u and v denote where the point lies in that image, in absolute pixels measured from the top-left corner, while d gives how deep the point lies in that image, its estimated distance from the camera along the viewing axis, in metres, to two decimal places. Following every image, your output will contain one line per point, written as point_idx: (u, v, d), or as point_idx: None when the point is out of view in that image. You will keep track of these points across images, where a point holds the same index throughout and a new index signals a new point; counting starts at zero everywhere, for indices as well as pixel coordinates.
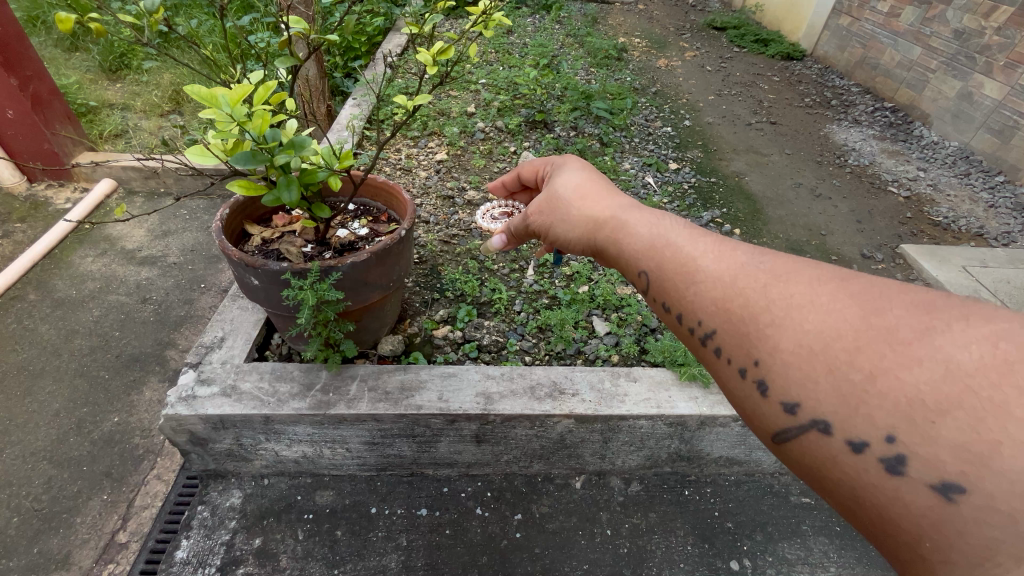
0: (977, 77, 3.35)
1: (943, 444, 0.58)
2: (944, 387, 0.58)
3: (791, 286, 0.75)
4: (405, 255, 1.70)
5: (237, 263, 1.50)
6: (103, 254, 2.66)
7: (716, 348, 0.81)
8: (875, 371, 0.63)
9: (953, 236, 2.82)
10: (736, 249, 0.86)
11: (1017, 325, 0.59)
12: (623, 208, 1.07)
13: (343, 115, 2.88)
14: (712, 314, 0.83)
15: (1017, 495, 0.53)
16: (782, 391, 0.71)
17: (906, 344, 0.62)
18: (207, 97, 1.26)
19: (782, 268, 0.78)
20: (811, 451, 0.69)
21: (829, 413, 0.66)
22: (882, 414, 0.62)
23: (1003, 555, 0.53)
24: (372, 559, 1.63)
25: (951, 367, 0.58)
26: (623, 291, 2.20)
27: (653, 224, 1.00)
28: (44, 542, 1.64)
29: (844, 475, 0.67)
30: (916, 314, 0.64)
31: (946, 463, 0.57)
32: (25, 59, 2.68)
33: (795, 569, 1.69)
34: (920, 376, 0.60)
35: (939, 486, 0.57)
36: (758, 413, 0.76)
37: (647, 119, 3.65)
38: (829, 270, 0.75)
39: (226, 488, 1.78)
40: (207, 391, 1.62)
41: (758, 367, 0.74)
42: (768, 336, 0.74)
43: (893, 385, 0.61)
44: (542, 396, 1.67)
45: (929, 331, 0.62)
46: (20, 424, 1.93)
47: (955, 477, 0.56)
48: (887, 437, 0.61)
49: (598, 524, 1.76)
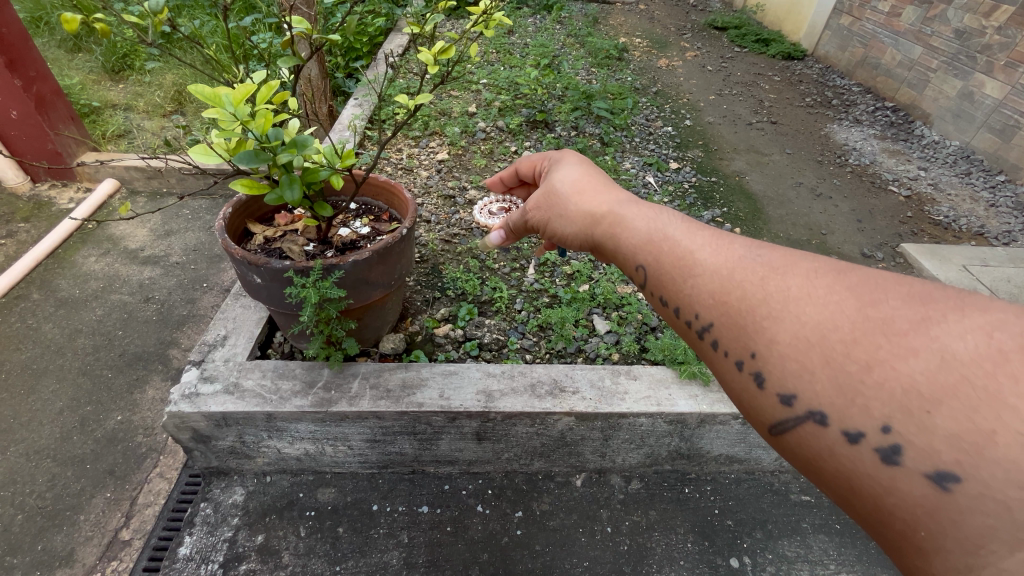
0: (977, 77, 3.36)
1: (939, 434, 0.59)
2: (940, 377, 0.59)
3: (788, 279, 0.76)
4: (407, 253, 1.71)
5: (239, 262, 1.51)
6: (106, 254, 2.68)
7: (713, 341, 0.82)
8: (872, 362, 0.64)
9: (953, 236, 2.82)
10: (734, 243, 0.87)
11: (1011, 315, 0.59)
12: (621, 203, 1.08)
13: (345, 115, 2.89)
14: (710, 308, 0.84)
15: (1012, 483, 0.53)
16: (780, 383, 0.72)
17: (903, 335, 0.63)
18: (210, 97, 1.28)
19: (780, 260, 0.79)
20: (808, 442, 0.70)
21: (826, 404, 0.67)
22: (878, 404, 0.63)
23: (997, 542, 0.54)
24: (373, 556, 1.64)
25: (947, 357, 0.59)
26: (623, 290, 2.21)
27: (651, 218, 1.01)
28: (48, 539, 1.66)
29: (841, 466, 0.68)
30: (912, 305, 0.65)
31: (941, 453, 0.58)
32: (29, 60, 2.70)
33: (795, 566, 1.69)
34: (916, 366, 0.61)
35: (935, 476, 0.58)
36: (755, 405, 0.77)
37: (648, 118, 3.66)
38: (826, 262, 0.76)
39: (229, 485, 1.79)
40: (210, 388, 1.63)
41: (755, 360, 0.75)
42: (765, 329, 0.75)
43: (890, 375, 0.62)
44: (543, 394, 1.68)
45: (925, 322, 0.62)
46: (24, 423, 1.95)
47: (950, 466, 0.57)
48: (883, 427, 0.62)
49: (599, 522, 1.76)
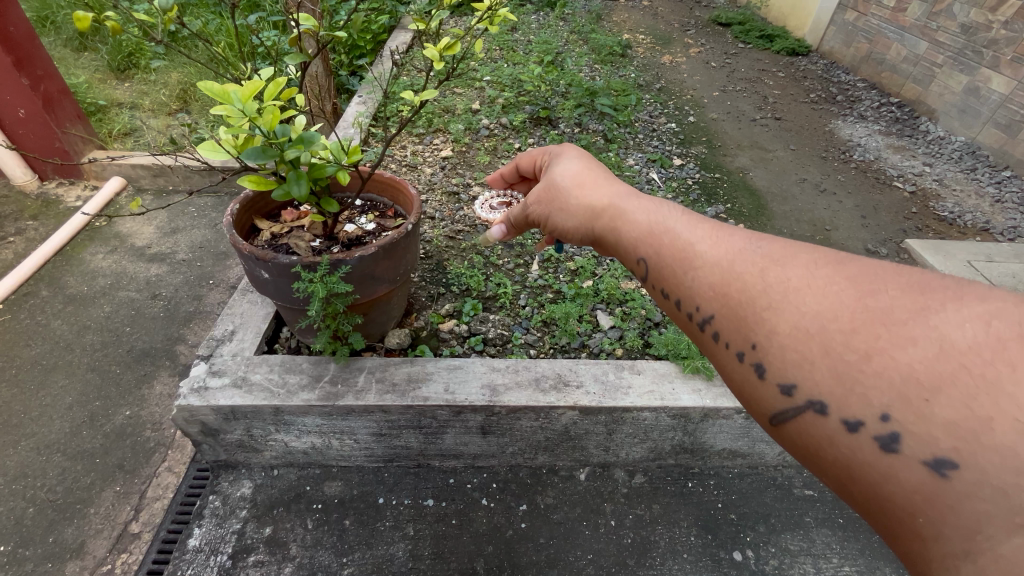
0: (984, 72, 3.34)
1: (937, 422, 0.60)
2: (938, 365, 0.60)
3: (788, 271, 0.77)
4: (412, 249, 1.72)
5: (247, 257, 1.53)
6: (113, 252, 2.70)
7: (714, 332, 0.83)
8: (870, 351, 0.65)
9: (958, 231, 2.81)
10: (734, 235, 0.88)
11: (1009, 304, 0.60)
12: (621, 196, 1.09)
13: (349, 113, 2.91)
14: (710, 300, 0.85)
15: (1009, 469, 0.54)
16: (780, 373, 0.73)
17: (903, 323, 0.64)
18: (219, 94, 1.29)
19: (779, 252, 0.81)
20: (808, 431, 0.71)
21: (824, 393, 0.68)
22: (877, 392, 0.64)
23: (993, 527, 0.55)
24: (380, 548, 1.66)
25: (945, 346, 0.60)
26: (627, 285, 2.22)
27: (651, 211, 1.03)
28: (59, 532, 1.68)
29: (840, 454, 0.69)
30: (910, 295, 0.66)
31: (939, 440, 0.59)
32: (36, 58, 2.72)
33: (797, 560, 1.70)
34: (914, 355, 0.62)
35: (933, 462, 0.59)
36: (755, 395, 0.78)
37: (651, 115, 3.65)
38: (825, 254, 0.77)
39: (237, 479, 1.82)
40: (219, 382, 1.65)
41: (755, 351, 0.76)
42: (765, 320, 0.76)
43: (888, 364, 0.63)
44: (547, 388, 1.69)
45: (924, 311, 0.63)
46: (35, 417, 1.98)
47: (948, 453, 0.58)
48: (882, 415, 0.63)
49: (602, 515, 1.78)
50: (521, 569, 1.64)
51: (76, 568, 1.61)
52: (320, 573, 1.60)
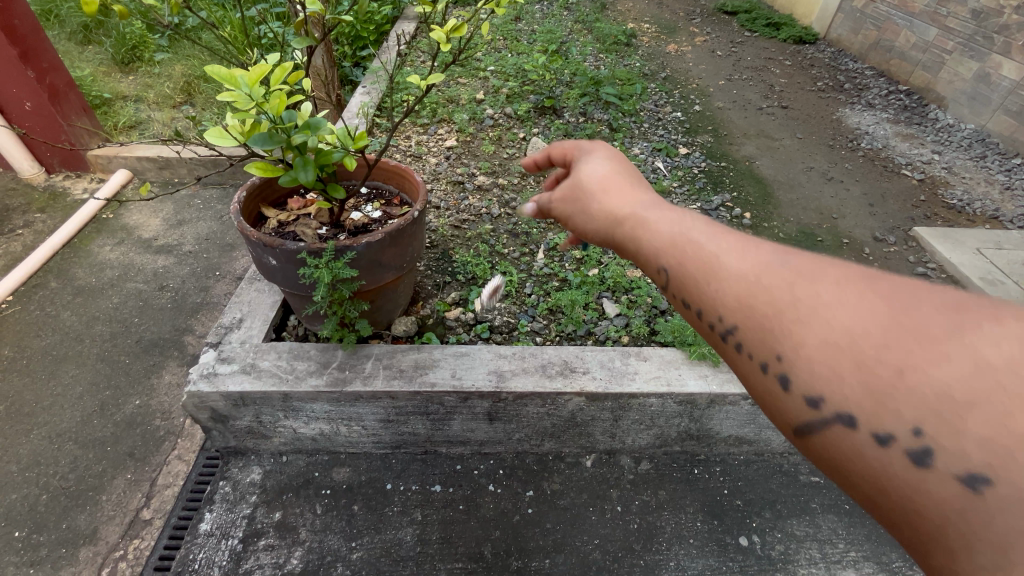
0: (995, 58, 3.29)
1: (976, 444, 0.53)
2: (976, 383, 0.53)
3: (817, 281, 0.67)
4: (418, 236, 1.72)
5: (254, 244, 1.54)
6: (120, 244, 2.72)
7: (735, 343, 0.74)
8: (905, 369, 0.57)
9: (967, 219, 2.79)
10: (758, 241, 0.78)
11: None
12: (643, 206, 0.99)
13: (354, 103, 2.90)
14: (731, 310, 0.75)
15: None
16: (806, 389, 0.64)
17: (939, 334, 0.56)
18: (227, 78, 1.30)
19: (807, 262, 0.71)
20: (832, 447, 0.64)
21: (854, 406, 0.60)
22: (911, 411, 0.56)
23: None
24: (388, 532, 1.68)
25: (987, 363, 0.53)
26: (633, 274, 2.22)
27: (675, 221, 0.91)
28: (72, 518, 1.70)
29: (865, 472, 0.62)
30: (947, 310, 0.58)
31: (972, 459, 0.53)
32: (42, 51, 2.72)
33: (803, 545, 1.71)
34: (951, 372, 0.54)
35: (967, 488, 0.52)
36: (774, 410, 0.69)
37: (657, 104, 3.63)
38: (854, 266, 0.68)
39: (246, 465, 1.84)
40: (228, 369, 1.66)
41: (779, 363, 0.68)
42: (791, 333, 0.67)
43: (921, 380, 0.56)
44: (553, 374, 1.69)
45: (966, 327, 0.56)
46: (46, 407, 2.00)
47: (986, 480, 0.51)
48: (914, 433, 0.56)
49: (609, 501, 1.79)
50: (528, 553, 1.66)
51: (89, 553, 1.63)
52: (330, 557, 1.62)
